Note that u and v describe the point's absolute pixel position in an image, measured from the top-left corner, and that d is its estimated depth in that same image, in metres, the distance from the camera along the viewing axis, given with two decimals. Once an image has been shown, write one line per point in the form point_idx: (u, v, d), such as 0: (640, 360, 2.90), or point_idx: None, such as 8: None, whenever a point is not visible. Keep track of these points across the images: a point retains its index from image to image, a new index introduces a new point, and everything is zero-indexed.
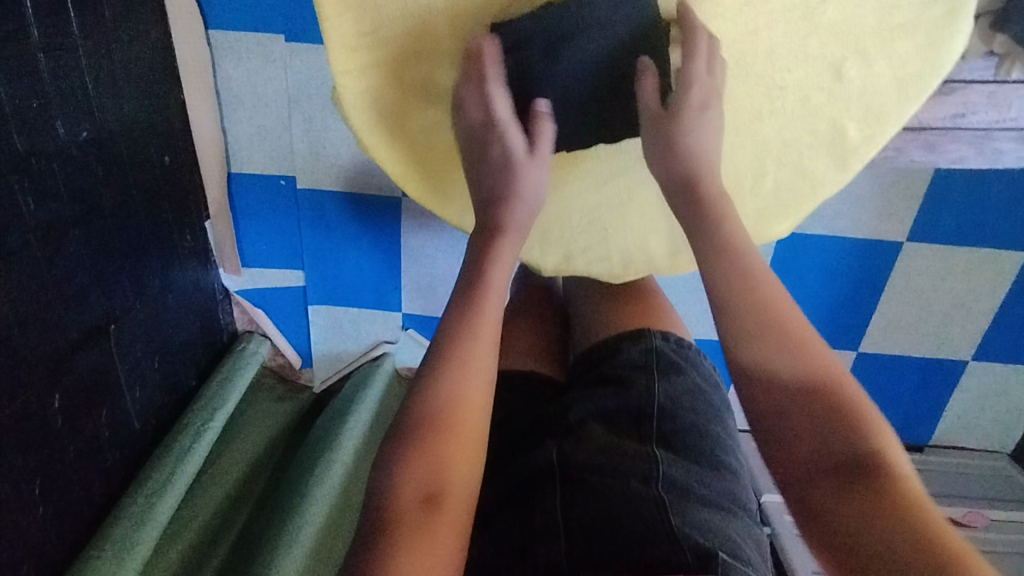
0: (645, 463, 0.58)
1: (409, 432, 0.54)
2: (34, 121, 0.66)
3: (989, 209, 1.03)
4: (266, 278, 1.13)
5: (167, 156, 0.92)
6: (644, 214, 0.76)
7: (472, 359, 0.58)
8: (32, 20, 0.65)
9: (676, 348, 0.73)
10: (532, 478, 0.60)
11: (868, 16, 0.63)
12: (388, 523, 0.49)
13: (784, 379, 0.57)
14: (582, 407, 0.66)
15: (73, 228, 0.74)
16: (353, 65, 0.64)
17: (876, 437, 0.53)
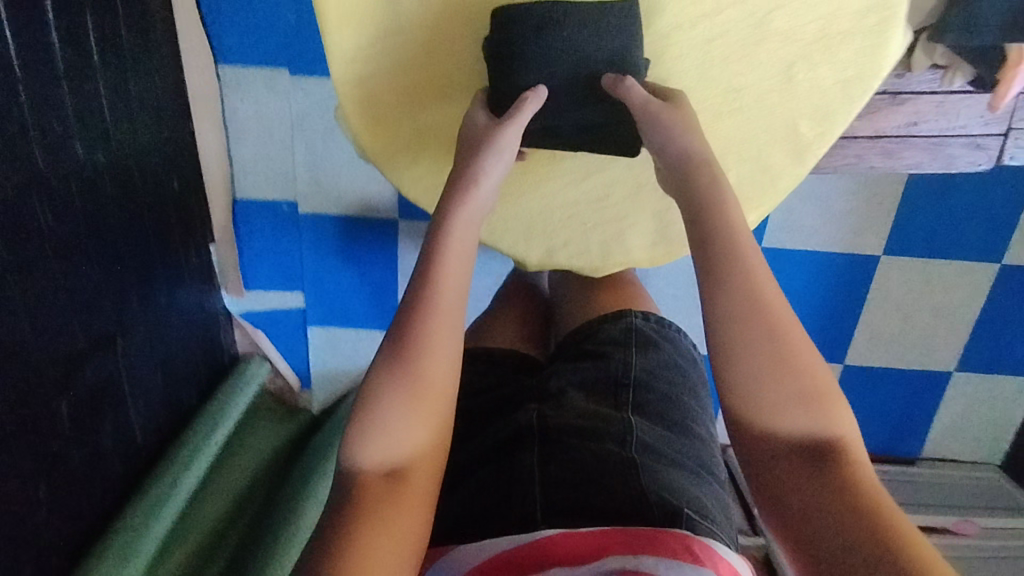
0: (620, 425, 0.65)
1: (367, 412, 0.56)
2: (55, 140, 0.71)
3: (958, 221, 1.08)
4: (268, 299, 1.17)
5: (177, 180, 0.97)
6: (621, 208, 0.81)
7: (428, 353, 0.58)
8: (56, 49, 0.71)
9: (654, 327, 0.80)
10: (513, 437, 0.65)
11: (810, 25, 0.70)
12: (355, 487, 0.53)
13: (754, 363, 0.57)
14: (562, 377, 0.73)
15: (86, 242, 0.78)
16: (353, 70, 0.72)
17: (840, 418, 0.56)
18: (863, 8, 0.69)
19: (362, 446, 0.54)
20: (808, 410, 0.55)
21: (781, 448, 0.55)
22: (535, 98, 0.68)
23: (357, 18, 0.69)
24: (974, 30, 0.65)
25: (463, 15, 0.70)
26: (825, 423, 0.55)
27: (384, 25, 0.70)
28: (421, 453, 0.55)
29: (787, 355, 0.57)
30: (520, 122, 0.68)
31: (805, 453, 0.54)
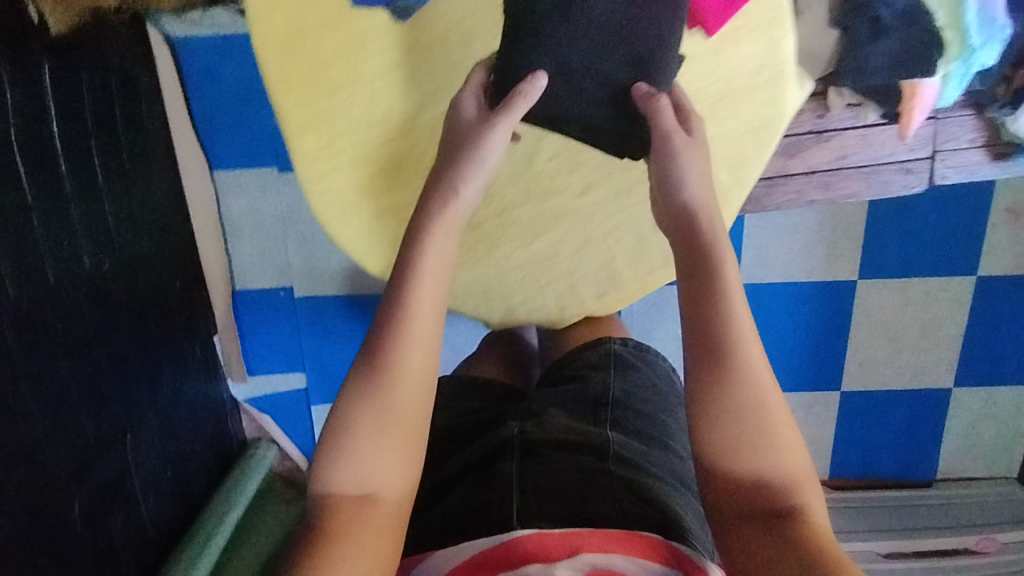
0: (600, 438, 0.79)
1: (341, 441, 0.61)
2: (65, 257, 0.78)
3: (925, 241, 1.12)
4: (269, 383, 1.22)
5: (179, 280, 1.04)
6: (569, 264, 0.85)
7: (395, 384, 0.63)
8: (66, 177, 0.79)
9: (632, 352, 0.94)
10: (496, 450, 0.79)
11: (711, 85, 0.75)
12: (331, 506, 0.59)
13: (737, 428, 0.61)
14: (547, 402, 0.86)
15: (94, 347, 0.84)
16: (317, 173, 0.75)
17: (804, 494, 0.59)
18: (756, 66, 0.74)
19: (335, 468, 0.60)
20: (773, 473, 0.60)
21: (753, 513, 0.59)
22: (531, 91, 0.69)
23: (307, 118, 0.73)
24: (866, 71, 0.72)
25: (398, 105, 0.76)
26: (791, 495, 0.59)
27: (342, 129, 0.74)
28: (390, 477, 0.61)
29: (760, 423, 0.61)
30: (512, 116, 0.69)
31: (774, 518, 0.58)
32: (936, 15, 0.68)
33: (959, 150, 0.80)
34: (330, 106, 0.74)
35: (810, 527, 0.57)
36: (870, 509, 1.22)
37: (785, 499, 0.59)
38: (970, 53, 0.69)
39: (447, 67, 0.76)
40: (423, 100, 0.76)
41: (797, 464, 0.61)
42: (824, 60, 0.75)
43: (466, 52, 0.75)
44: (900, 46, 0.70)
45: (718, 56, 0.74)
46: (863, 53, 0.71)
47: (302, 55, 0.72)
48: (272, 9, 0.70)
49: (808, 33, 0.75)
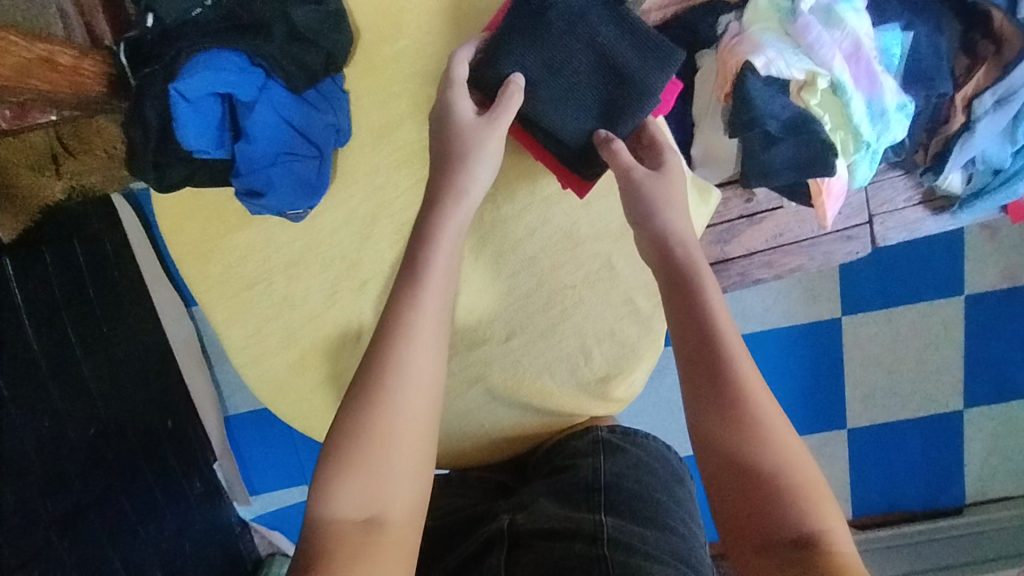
0: (590, 523, 0.54)
1: (347, 438, 0.46)
2: (48, 435, 0.82)
3: (906, 269, 1.09)
4: (274, 499, 1.23)
5: (171, 419, 1.06)
6: (509, 395, 0.70)
7: (405, 394, 0.47)
8: (40, 359, 0.82)
9: (623, 437, 0.66)
10: (479, 551, 0.55)
11: (613, 223, 0.69)
12: (325, 540, 0.44)
13: (743, 428, 0.46)
14: (535, 489, 0.62)
15: (89, 512, 0.87)
16: (251, 360, 0.70)
17: (816, 509, 0.43)
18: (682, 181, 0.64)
19: (338, 487, 0.45)
20: (781, 479, 0.44)
21: (755, 536, 0.43)
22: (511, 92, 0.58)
23: (228, 314, 0.69)
24: (770, 170, 0.59)
25: (305, 280, 0.69)
26: (803, 510, 0.42)
27: (266, 317, 0.69)
28: (404, 496, 0.46)
29: (757, 419, 0.46)
30: (500, 121, 0.57)
31: (783, 540, 0.41)
32: (823, 121, 0.58)
33: (897, 210, 0.73)
34: (253, 298, 0.69)
35: (831, 555, 0.40)
36: (907, 549, 1.19)
37: (795, 516, 0.42)
38: (869, 144, 0.59)
39: (369, 245, 0.68)
40: (346, 283, 0.69)
41: (805, 469, 0.44)
42: (732, 162, 0.67)
43: (348, 199, 0.68)
44: (797, 150, 0.58)
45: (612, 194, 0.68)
46: (763, 156, 0.59)
47: (214, 254, 0.68)
48: (181, 221, 0.67)
49: (709, 140, 0.66)
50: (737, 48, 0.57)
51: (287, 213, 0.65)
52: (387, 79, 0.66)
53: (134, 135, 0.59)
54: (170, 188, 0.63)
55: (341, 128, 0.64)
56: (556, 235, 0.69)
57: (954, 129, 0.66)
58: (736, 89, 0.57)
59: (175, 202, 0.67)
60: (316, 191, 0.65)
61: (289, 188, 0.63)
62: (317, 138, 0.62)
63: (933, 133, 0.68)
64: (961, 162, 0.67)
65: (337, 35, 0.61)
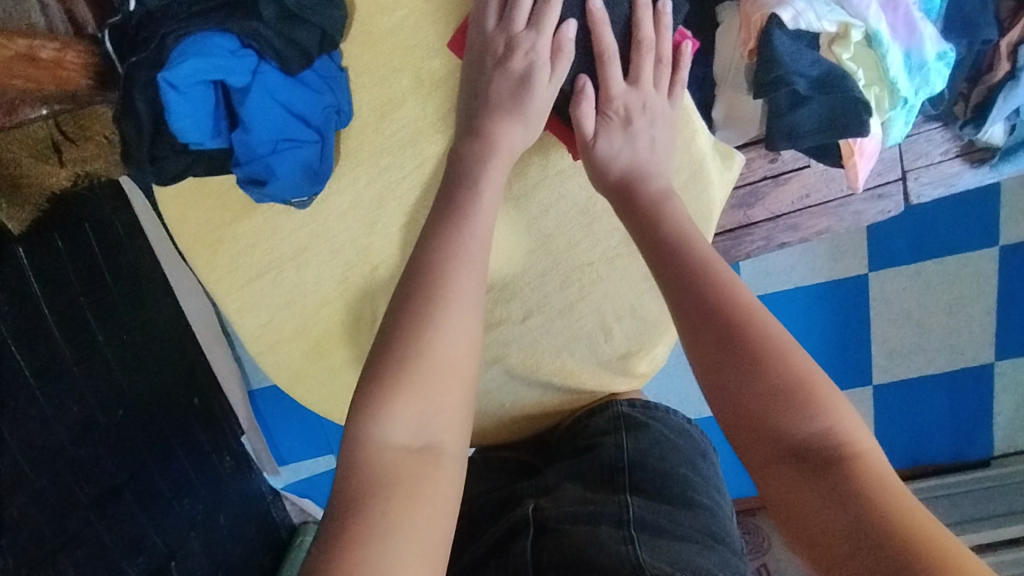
0: (617, 505, 0.55)
1: (383, 370, 0.45)
2: (79, 420, 0.84)
3: (937, 222, 1.04)
4: (304, 467, 1.25)
5: (196, 397, 1.08)
6: (530, 373, 0.70)
7: (454, 317, 0.47)
8: (63, 347, 0.83)
9: (642, 411, 0.66)
10: (507, 535, 0.55)
11: None
12: (378, 473, 0.42)
13: (739, 339, 0.43)
14: (559, 470, 0.61)
15: (124, 492, 0.89)
16: (267, 350, 0.70)
17: (831, 407, 0.40)
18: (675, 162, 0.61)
19: (389, 412, 0.43)
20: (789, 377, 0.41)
21: (763, 455, 0.41)
22: (563, 41, 0.57)
23: (241, 304, 0.69)
24: (798, 134, 0.56)
25: (319, 268, 0.68)
26: (816, 418, 0.40)
27: (278, 306, 0.69)
28: (453, 423, 0.45)
29: (743, 320, 0.44)
30: (564, 72, 0.57)
31: (799, 455, 0.39)
32: (857, 76, 0.54)
33: (933, 165, 0.69)
34: (263, 289, 0.68)
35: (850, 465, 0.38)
36: (930, 501, 1.19)
37: (811, 419, 0.40)
38: (906, 100, 0.55)
39: (377, 231, 0.67)
40: (358, 268, 0.68)
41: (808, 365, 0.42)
42: (756, 124, 0.62)
43: (355, 180, 0.65)
44: (826, 110, 0.54)
45: None
46: (790, 117, 0.55)
47: (218, 247, 0.67)
48: (184, 212, 0.66)
49: (732, 101, 0.62)
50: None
51: (292, 200, 0.64)
52: (388, 51, 0.62)
53: (125, 129, 0.57)
54: (169, 181, 0.61)
55: (341, 109, 0.62)
56: (572, 210, 0.67)
57: (998, 78, 0.60)
58: (761, 45, 0.52)
59: (177, 200, 0.66)
60: (320, 176, 0.63)
61: (292, 175, 0.61)
62: (316, 121, 0.60)
63: (976, 81, 0.63)
64: (1005, 114, 0.62)
65: (330, 12, 0.58)
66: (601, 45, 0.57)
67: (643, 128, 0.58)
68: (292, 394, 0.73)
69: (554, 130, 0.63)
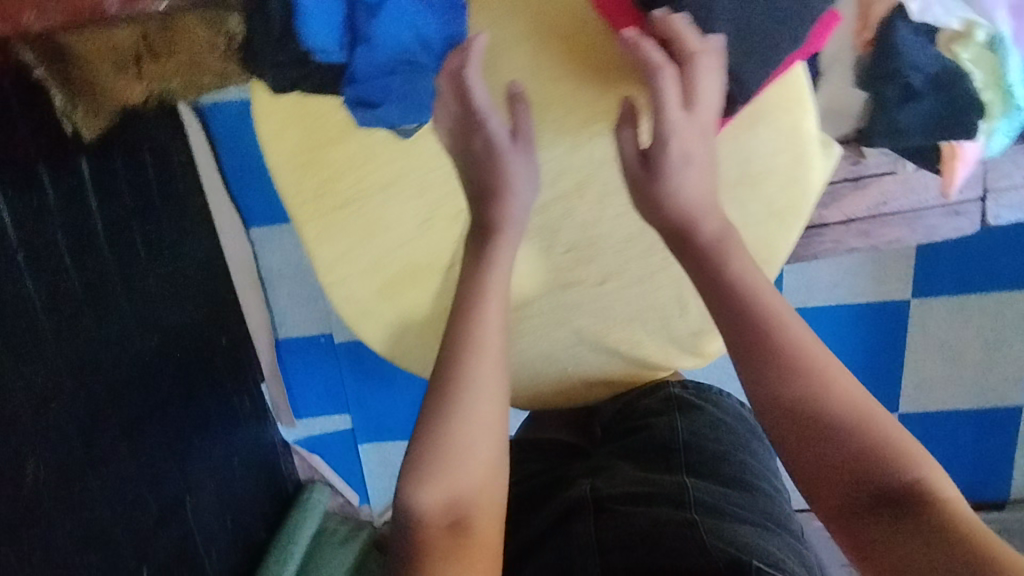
0: (676, 486, 0.58)
1: (420, 458, 0.57)
2: (117, 340, 0.83)
3: (989, 255, 1.03)
4: (319, 424, 1.25)
5: (225, 338, 1.07)
6: (595, 338, 0.71)
7: (473, 403, 0.58)
8: (110, 264, 0.82)
9: (695, 393, 0.72)
10: (563, 513, 0.59)
11: (728, 168, 0.65)
12: (422, 544, 0.55)
13: (817, 413, 0.55)
14: (615, 454, 0.67)
15: (151, 420, 0.88)
16: (338, 283, 0.70)
17: (905, 462, 0.52)
18: (774, 148, 0.64)
19: (424, 494, 0.55)
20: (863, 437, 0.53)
21: (850, 509, 0.52)
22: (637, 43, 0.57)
23: (322, 228, 0.69)
24: (899, 129, 0.62)
25: (408, 208, 0.69)
26: (896, 471, 0.52)
27: (358, 238, 0.69)
28: (481, 498, 0.57)
29: (816, 386, 0.56)
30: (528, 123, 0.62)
31: (878, 503, 0.51)
32: (973, 78, 0.59)
33: (1013, 188, 0.71)
34: (345, 220, 0.68)
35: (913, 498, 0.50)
36: None
37: (885, 474, 0.52)
38: (1018, 108, 0.59)
39: None
40: (444, 207, 0.69)
41: (882, 425, 0.54)
42: (854, 116, 0.65)
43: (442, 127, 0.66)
44: (933, 109, 0.59)
45: (734, 140, 0.64)
46: (896, 112, 0.61)
47: (307, 169, 0.68)
48: (282, 129, 0.67)
49: (834, 96, 0.65)
50: None
51: (398, 127, 0.65)
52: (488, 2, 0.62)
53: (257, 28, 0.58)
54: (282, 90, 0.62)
55: (456, 39, 0.61)
56: None
57: None
58: (883, 37, 0.58)
59: (275, 116, 0.67)
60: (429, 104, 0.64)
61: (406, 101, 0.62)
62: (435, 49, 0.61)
63: None
64: None
65: None
66: (652, 60, 0.57)
67: (697, 147, 0.60)
68: (353, 330, 0.73)
69: None
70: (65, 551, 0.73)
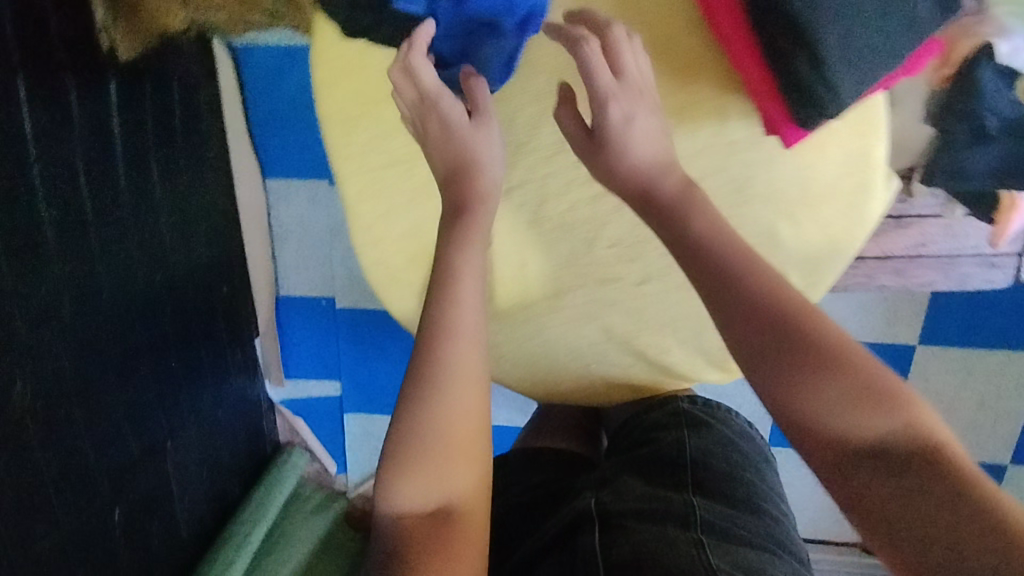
0: (683, 505, 0.58)
1: (396, 449, 0.54)
2: (122, 272, 0.80)
3: (999, 312, 1.03)
4: (308, 387, 1.23)
5: (226, 286, 1.05)
6: (625, 339, 0.70)
7: (449, 386, 0.55)
8: (125, 194, 0.79)
9: (704, 409, 0.71)
10: (569, 526, 0.59)
11: (790, 188, 0.65)
12: (406, 532, 0.52)
13: (805, 371, 0.52)
14: (619, 464, 0.67)
15: (144, 359, 0.86)
16: (371, 243, 0.69)
17: (899, 408, 0.51)
18: (841, 172, 0.65)
19: (404, 485, 0.53)
20: (858, 390, 0.51)
21: (850, 464, 0.50)
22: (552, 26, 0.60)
23: (368, 183, 0.67)
24: (967, 171, 0.69)
25: None
26: (894, 417, 0.50)
27: (402, 202, 0.68)
28: (462, 486, 0.54)
29: (803, 341, 0.53)
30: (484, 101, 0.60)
31: (879, 456, 0.49)
32: None
33: None
34: (391, 180, 0.67)
35: (926, 461, 0.48)
36: None
37: (883, 427, 0.50)
38: None
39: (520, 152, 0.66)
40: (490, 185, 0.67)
41: (873, 372, 0.52)
42: (914, 154, 0.72)
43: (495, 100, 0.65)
44: (1002, 155, 0.67)
45: (804, 161, 0.65)
46: (966, 155, 0.68)
47: (358, 121, 0.66)
48: (339, 78, 0.65)
49: (901, 128, 0.72)
50: (977, 28, 0.64)
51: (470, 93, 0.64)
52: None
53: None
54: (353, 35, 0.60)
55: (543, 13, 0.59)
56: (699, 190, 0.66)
57: None
58: (967, 80, 0.65)
59: (330, 61, 0.65)
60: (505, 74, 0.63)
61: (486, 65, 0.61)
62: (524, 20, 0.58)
63: None
64: None
65: None
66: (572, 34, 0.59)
67: (638, 117, 0.60)
68: (380, 297, 0.72)
69: (757, 80, 0.61)
70: (41, 480, 0.70)
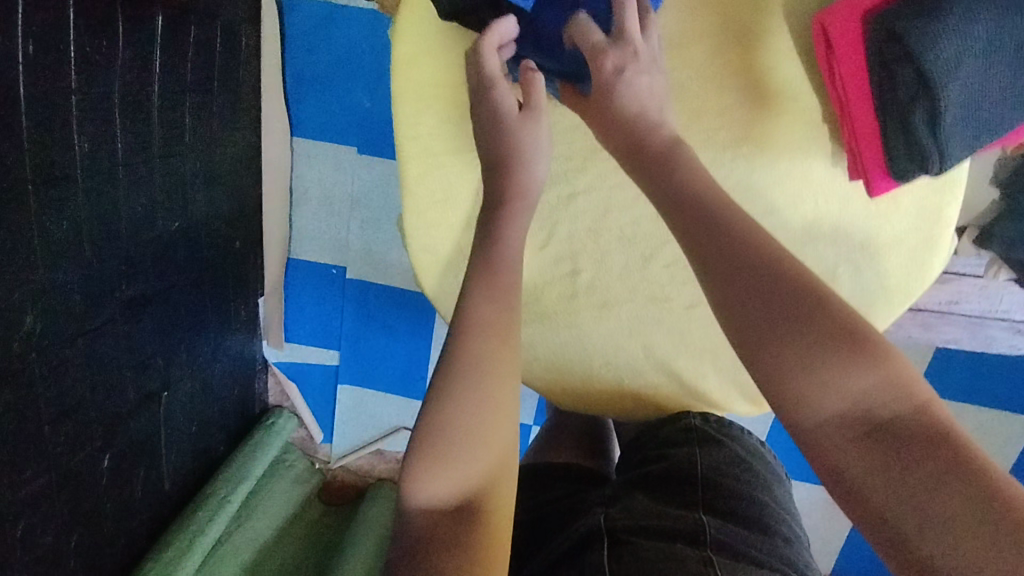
0: (694, 523, 0.58)
1: (417, 440, 0.51)
2: (142, 213, 0.77)
3: (997, 374, 1.05)
4: (307, 353, 1.21)
5: (239, 241, 1.02)
6: (661, 358, 0.70)
7: (471, 373, 0.52)
8: (156, 134, 0.76)
9: (715, 426, 0.69)
10: (580, 542, 0.59)
11: (856, 232, 0.66)
12: (424, 526, 0.49)
13: (779, 321, 0.46)
14: (629, 480, 0.66)
15: (151, 304, 0.83)
16: (422, 227, 0.68)
17: (878, 360, 0.45)
18: (910, 224, 0.65)
19: (424, 477, 0.50)
20: (837, 345, 0.45)
21: (832, 432, 0.44)
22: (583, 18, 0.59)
23: (430, 164, 0.67)
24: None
25: None
26: (872, 371, 0.44)
27: (460, 189, 0.67)
28: (482, 479, 0.51)
29: (784, 284, 0.47)
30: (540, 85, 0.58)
31: (863, 423, 0.44)
32: None
33: None
34: (453, 166, 0.67)
35: (911, 429, 0.43)
36: None
37: (865, 385, 0.44)
38: None
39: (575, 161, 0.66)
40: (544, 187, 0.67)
41: (851, 319, 0.46)
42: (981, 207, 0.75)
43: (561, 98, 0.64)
44: None
45: (870, 205, 0.65)
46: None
47: (431, 104, 0.65)
48: (420, 56, 0.64)
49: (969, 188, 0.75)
50: None
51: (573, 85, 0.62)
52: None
53: None
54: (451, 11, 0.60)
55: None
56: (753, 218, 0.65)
57: None
58: None
59: (416, 39, 0.64)
60: None
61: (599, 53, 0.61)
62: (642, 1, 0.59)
63: None
64: None
65: None
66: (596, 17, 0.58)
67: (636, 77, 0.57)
68: (420, 281, 0.70)
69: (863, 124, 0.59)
70: (36, 419, 0.68)
